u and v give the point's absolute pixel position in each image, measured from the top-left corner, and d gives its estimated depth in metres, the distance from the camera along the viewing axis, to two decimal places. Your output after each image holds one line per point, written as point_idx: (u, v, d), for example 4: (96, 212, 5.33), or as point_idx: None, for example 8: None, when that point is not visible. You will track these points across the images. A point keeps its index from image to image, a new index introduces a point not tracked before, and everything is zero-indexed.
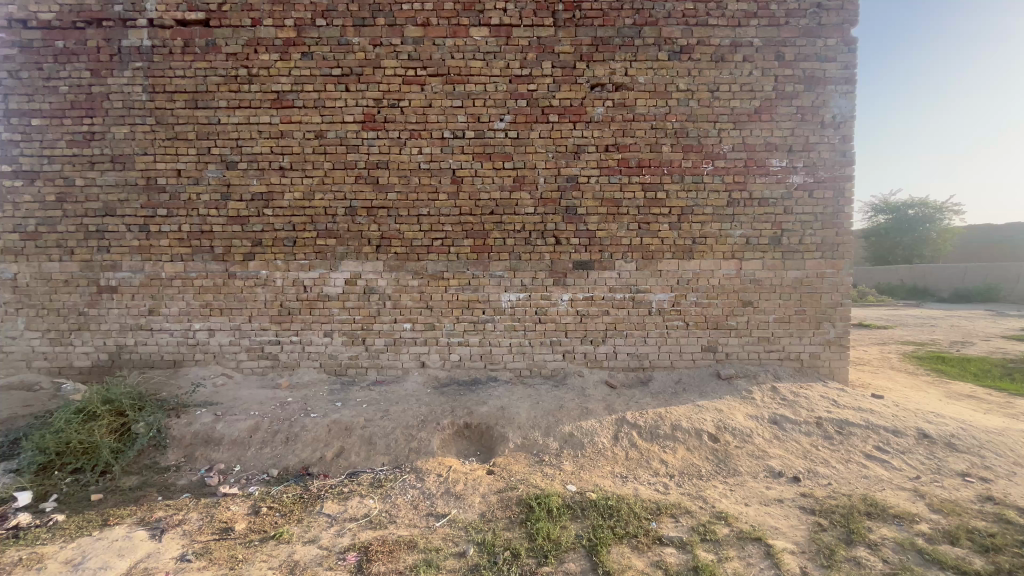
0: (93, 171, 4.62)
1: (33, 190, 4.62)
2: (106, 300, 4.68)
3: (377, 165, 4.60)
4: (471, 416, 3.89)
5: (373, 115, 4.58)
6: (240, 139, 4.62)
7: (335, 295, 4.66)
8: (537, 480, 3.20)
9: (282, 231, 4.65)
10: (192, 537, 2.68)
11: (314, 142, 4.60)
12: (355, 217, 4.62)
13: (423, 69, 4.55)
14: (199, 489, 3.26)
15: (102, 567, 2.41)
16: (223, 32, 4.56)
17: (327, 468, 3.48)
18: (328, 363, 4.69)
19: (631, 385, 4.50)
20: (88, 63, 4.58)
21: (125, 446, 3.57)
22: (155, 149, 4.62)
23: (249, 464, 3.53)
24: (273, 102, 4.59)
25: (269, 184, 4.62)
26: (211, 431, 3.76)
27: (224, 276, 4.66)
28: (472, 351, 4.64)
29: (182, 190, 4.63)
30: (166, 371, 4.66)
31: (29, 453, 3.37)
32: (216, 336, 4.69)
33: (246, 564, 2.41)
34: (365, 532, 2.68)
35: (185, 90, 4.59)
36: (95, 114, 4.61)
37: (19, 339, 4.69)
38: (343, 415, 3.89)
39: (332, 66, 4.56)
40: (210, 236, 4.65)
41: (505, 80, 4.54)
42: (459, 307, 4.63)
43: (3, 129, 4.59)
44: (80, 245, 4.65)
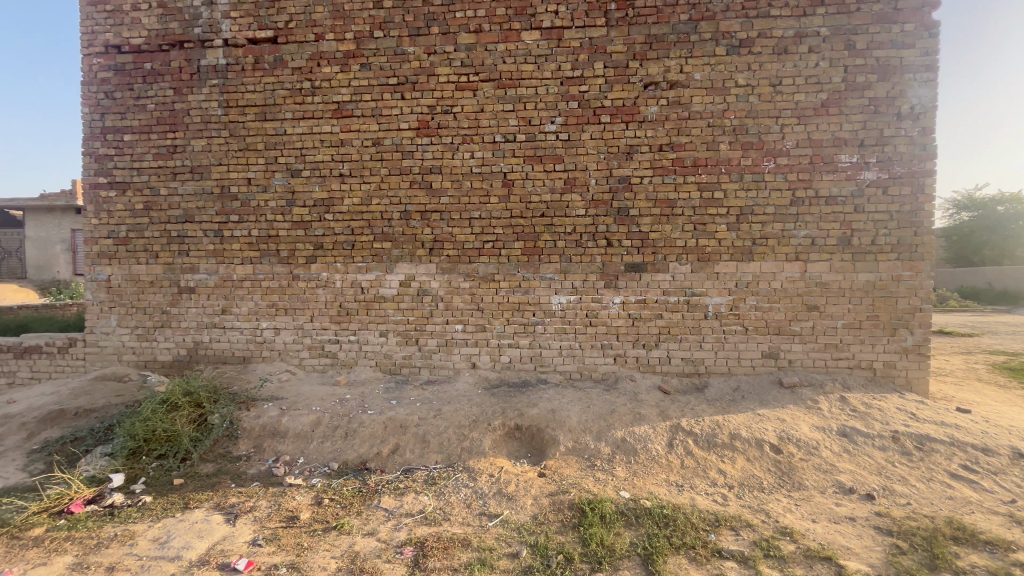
0: (175, 181, 5.03)
1: (125, 200, 5.09)
2: (185, 300, 5.07)
3: (431, 170, 4.72)
4: (522, 418, 3.90)
5: (427, 121, 4.71)
6: (304, 148, 4.87)
7: (390, 296, 4.82)
8: (590, 484, 3.17)
9: (342, 234, 4.86)
10: (262, 523, 2.85)
11: (371, 149, 4.79)
12: (409, 221, 4.76)
13: (475, 74, 4.63)
14: (267, 478, 3.47)
15: (185, 546, 2.61)
16: (289, 48, 4.84)
17: (383, 463, 3.60)
18: (383, 362, 4.85)
19: (686, 391, 4.36)
20: (171, 83, 4.99)
21: (202, 435, 3.85)
22: (229, 159, 4.96)
23: (311, 457, 3.72)
24: (333, 112, 4.81)
25: (330, 190, 4.85)
26: (277, 425, 3.99)
27: (289, 278, 4.93)
28: (522, 353, 4.66)
29: (252, 197, 4.95)
30: (237, 367, 4.98)
31: (122, 438, 3.71)
32: (281, 334, 4.97)
33: (311, 552, 2.54)
34: (421, 528, 2.75)
35: (255, 104, 4.91)
36: (177, 128, 5.01)
37: (112, 335, 5.17)
38: (398, 413, 4.01)
39: (389, 76, 4.73)
40: (276, 240, 4.94)
41: (557, 82, 4.54)
42: (509, 309, 4.67)
43: (100, 145, 5.08)
44: (163, 250, 5.07)
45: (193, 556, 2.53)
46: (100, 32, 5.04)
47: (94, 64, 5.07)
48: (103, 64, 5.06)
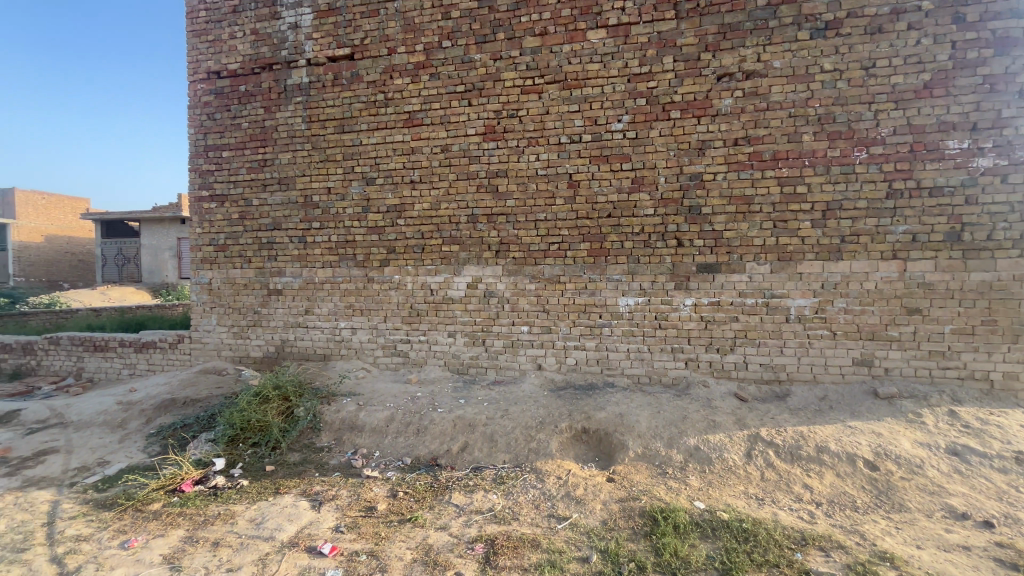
0: (265, 192, 5.48)
1: (224, 211, 5.63)
2: (273, 301, 5.51)
3: (497, 174, 4.80)
4: (589, 421, 3.86)
5: (493, 126, 4.79)
6: (378, 157, 5.14)
7: (458, 298, 4.96)
8: (661, 492, 3.07)
9: (412, 239, 5.07)
10: (343, 511, 3.03)
11: (440, 155, 4.95)
12: (476, 224, 4.87)
13: (540, 77, 4.65)
14: (347, 469, 3.68)
15: (277, 528, 2.83)
16: (365, 63, 5.13)
17: (453, 461, 3.70)
18: (451, 362, 4.99)
19: (765, 399, 4.10)
20: (262, 102, 5.45)
21: (290, 426, 4.15)
22: (311, 171, 5.34)
23: (386, 451, 3.90)
24: (405, 121, 5.03)
25: (402, 197, 5.08)
26: (355, 419, 4.22)
27: (364, 280, 5.21)
28: (589, 355, 4.61)
29: (332, 205, 5.28)
30: (318, 364, 5.34)
31: (222, 426, 4.09)
32: (357, 334, 5.26)
33: (389, 542, 2.66)
34: (491, 526, 2.80)
35: (335, 117, 5.24)
36: (267, 144, 5.46)
37: (213, 333, 5.73)
38: (466, 412, 4.11)
39: (457, 84, 4.88)
40: (353, 245, 5.24)
41: (624, 80, 4.45)
42: (575, 311, 4.63)
43: (203, 161, 5.65)
44: (255, 255, 5.54)
45: (284, 537, 2.74)
46: (203, 61, 5.62)
47: (198, 89, 5.65)
48: (205, 88, 5.63)
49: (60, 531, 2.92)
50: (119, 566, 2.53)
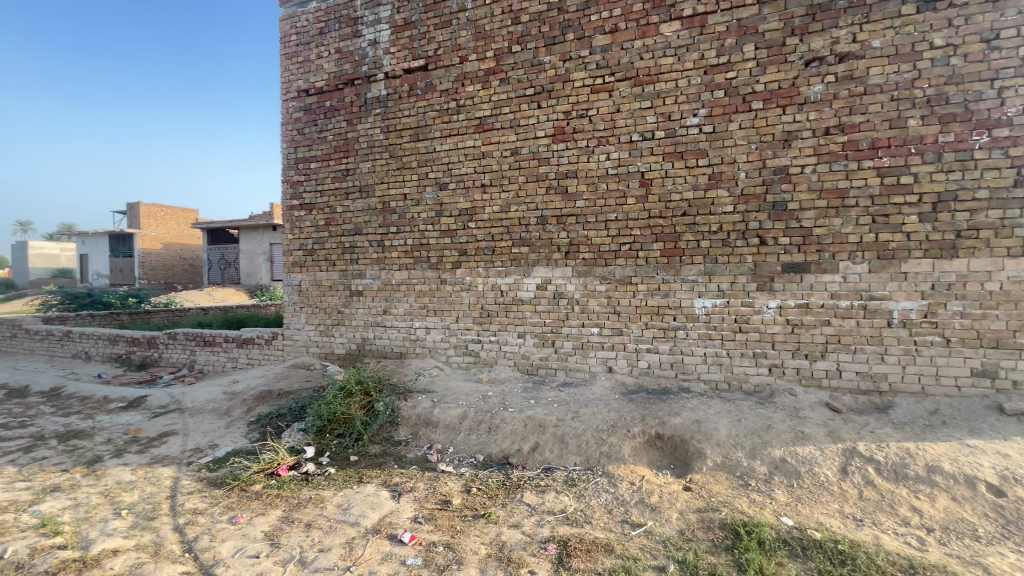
0: (348, 199, 5.86)
1: (311, 218, 6.09)
2: (355, 302, 5.87)
3: (566, 175, 4.79)
4: (664, 427, 3.73)
5: (562, 127, 4.79)
6: (451, 163, 5.31)
7: (527, 299, 5.00)
8: (743, 505, 2.91)
9: (483, 241, 5.18)
10: (421, 503, 3.17)
11: (510, 158, 5.03)
12: (545, 226, 4.89)
13: (611, 75, 4.58)
14: (423, 463, 3.85)
15: (362, 515, 3.02)
16: (438, 73, 5.32)
17: (524, 460, 3.74)
18: (521, 363, 5.05)
19: (863, 411, 3.75)
20: (345, 116, 5.84)
21: (371, 419, 4.41)
22: (389, 178, 5.63)
23: (460, 447, 4.02)
24: (476, 127, 5.16)
25: (473, 201, 5.21)
26: (430, 415, 4.40)
27: (438, 282, 5.41)
28: (662, 359, 4.47)
29: (408, 210, 5.54)
30: (396, 361, 5.61)
31: (312, 417, 4.42)
32: (431, 333, 5.47)
33: (464, 535, 2.75)
34: (563, 527, 2.80)
35: (410, 126, 5.50)
36: (349, 154, 5.84)
37: (302, 331, 6.22)
38: (537, 413, 4.13)
39: (526, 87, 4.93)
40: (427, 248, 5.46)
41: (700, 72, 4.27)
42: (647, 313, 4.51)
43: (294, 173, 6.15)
44: (339, 259, 5.94)
45: (368, 523, 2.92)
46: (294, 80, 6.12)
47: (290, 107, 6.16)
48: (296, 106, 6.12)
49: (180, 504, 3.31)
50: (228, 538, 2.82)
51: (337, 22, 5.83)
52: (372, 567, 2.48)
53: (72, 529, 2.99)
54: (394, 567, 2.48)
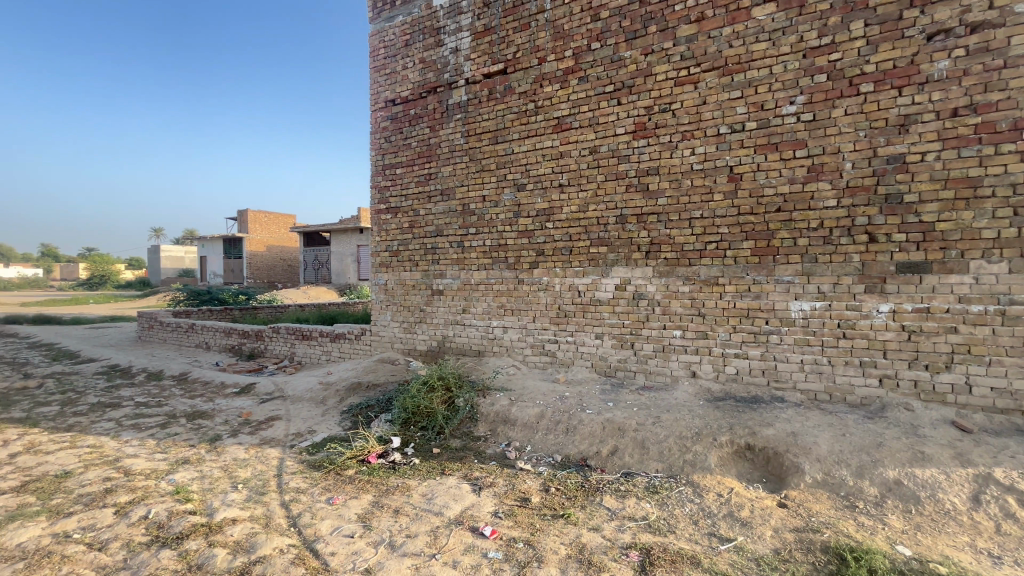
0: (430, 203, 6.12)
1: (397, 221, 6.43)
2: (436, 300, 6.11)
3: (647, 172, 4.64)
4: (755, 438, 3.49)
5: (644, 123, 4.65)
6: (528, 164, 5.36)
7: (605, 300, 4.92)
8: (849, 528, 2.65)
9: (561, 241, 5.18)
10: (501, 499, 3.24)
11: (588, 157, 4.97)
12: (625, 225, 4.78)
13: (697, 66, 4.38)
14: (502, 460, 3.92)
15: (445, 505, 3.14)
16: (517, 76, 5.40)
17: (603, 464, 3.68)
18: (599, 365, 4.97)
19: (1000, 432, 3.26)
20: (428, 123, 6.10)
21: (452, 414, 4.57)
22: (469, 181, 5.80)
23: (538, 446, 4.05)
24: (554, 127, 5.17)
25: (551, 201, 5.22)
26: (508, 413, 4.47)
27: (515, 282, 5.49)
28: (752, 365, 4.19)
29: (487, 211, 5.67)
30: (474, 359, 5.76)
31: (398, 409, 4.67)
32: (509, 332, 5.56)
33: (543, 534, 2.77)
34: (645, 534, 2.72)
35: (489, 130, 5.62)
36: (432, 159, 6.09)
37: (388, 327, 6.59)
38: (616, 416, 4.04)
39: (606, 84, 4.85)
40: (505, 248, 5.55)
41: (798, 56, 3.95)
42: (736, 316, 4.25)
43: (381, 179, 6.54)
44: (422, 259, 6.22)
45: (451, 514, 3.03)
46: (382, 92, 6.50)
47: (378, 117, 6.55)
48: (384, 116, 6.50)
49: (286, 482, 3.65)
50: (327, 517, 3.06)
51: (421, 33, 6.11)
52: (456, 557, 2.57)
53: (200, 498, 3.41)
54: (476, 558, 2.55)
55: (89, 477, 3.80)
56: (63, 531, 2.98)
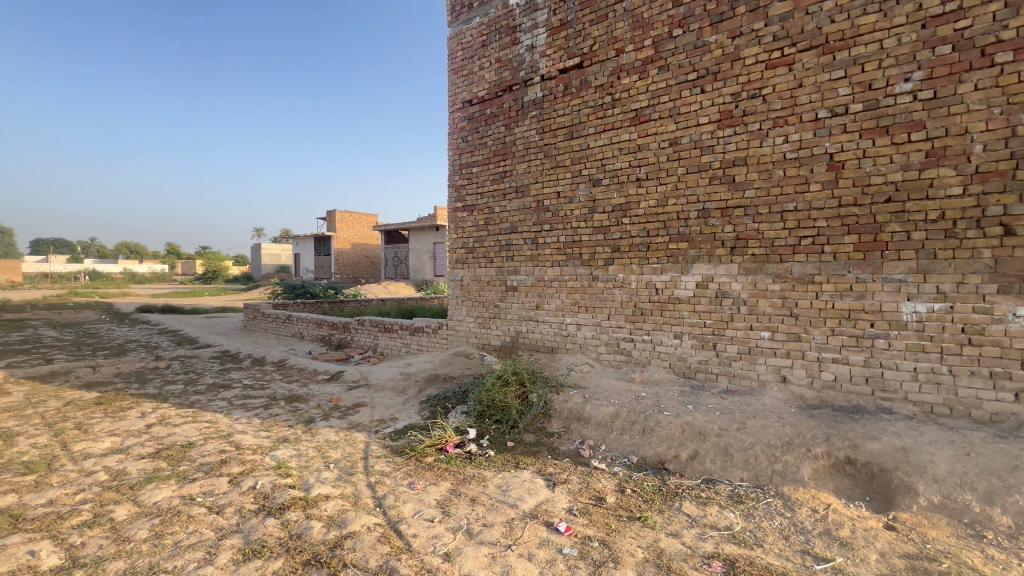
0: (505, 200, 6.21)
1: (473, 219, 6.60)
2: (510, 296, 6.19)
3: (733, 163, 4.38)
4: (856, 451, 3.18)
5: (730, 111, 4.39)
6: (604, 159, 5.26)
7: (685, 298, 4.71)
8: (975, 560, 2.33)
9: (638, 237, 5.03)
10: (575, 496, 3.22)
11: (668, 149, 4.78)
12: (708, 219, 4.54)
13: (792, 46, 4.05)
14: (576, 457, 3.90)
15: (520, 498, 3.19)
16: (593, 69, 5.31)
17: (682, 468, 3.54)
18: (677, 365, 4.78)
19: None
20: (503, 121, 6.19)
21: (526, 409, 4.62)
22: (543, 177, 5.81)
23: (612, 446, 3.98)
24: (632, 119, 5.02)
25: (627, 196, 5.09)
26: (582, 411, 4.44)
27: (590, 278, 5.42)
28: (853, 371, 3.82)
29: (561, 208, 5.65)
30: (547, 355, 5.78)
31: (473, 401, 4.80)
32: (582, 329, 5.50)
33: (619, 535, 2.72)
34: (729, 545, 2.59)
35: (565, 125, 5.59)
36: (507, 157, 6.17)
37: (464, 322, 6.78)
38: (696, 419, 3.86)
39: (688, 72, 4.63)
40: (580, 245, 5.50)
41: (914, 27, 3.52)
42: (834, 317, 3.90)
43: (458, 178, 6.74)
44: (496, 256, 6.33)
45: (526, 508, 3.07)
46: (459, 93, 6.68)
47: (456, 118, 6.75)
48: (461, 116, 6.69)
49: (371, 465, 3.89)
50: (408, 500, 3.23)
51: (497, 33, 6.20)
52: (531, 549, 2.60)
53: (298, 474, 3.74)
54: (551, 553, 2.57)
55: (207, 449, 4.31)
56: (189, 494, 3.41)
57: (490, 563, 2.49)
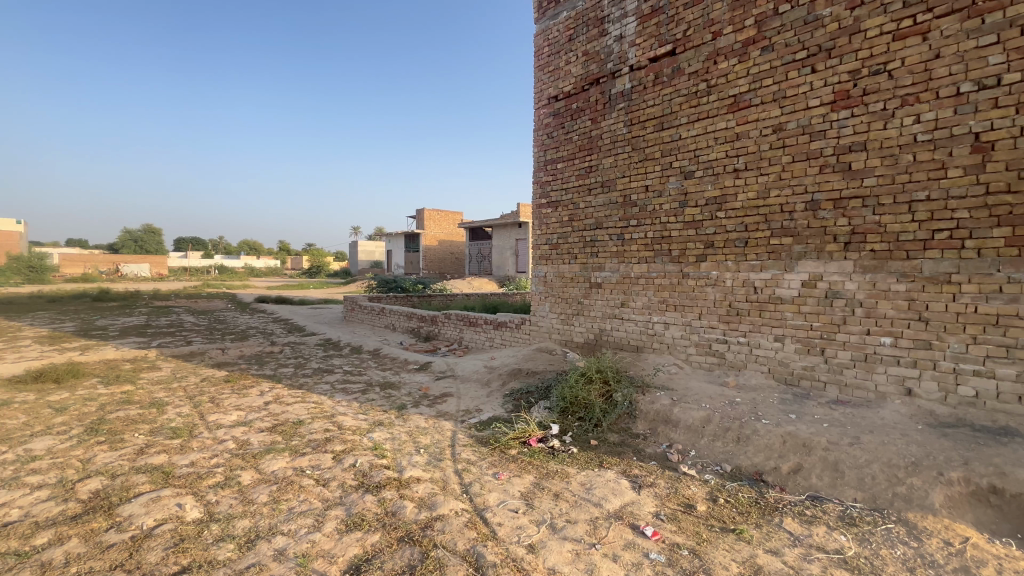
0: (590, 195, 6.13)
1: (557, 215, 6.59)
2: (594, 293, 6.10)
3: (850, 148, 3.94)
4: (1005, 480, 2.72)
5: (846, 91, 3.95)
6: (698, 149, 4.98)
7: (789, 298, 4.34)
8: None
9: (734, 232, 4.71)
10: (663, 500, 3.11)
11: (771, 136, 4.41)
12: (817, 212, 4.13)
13: (927, 12, 3.55)
14: (663, 461, 3.76)
15: (605, 498, 3.14)
16: (687, 55, 5.05)
17: (783, 481, 3.27)
18: (778, 370, 4.42)
19: None
20: (590, 115, 6.09)
21: (610, 408, 4.54)
22: (631, 171, 5.64)
23: (703, 452, 3.78)
24: (730, 106, 4.71)
25: (723, 188, 4.78)
26: (669, 413, 4.27)
27: (679, 276, 5.18)
28: (1001, 387, 3.28)
29: (649, 202, 5.45)
30: (632, 354, 5.61)
31: (556, 397, 4.80)
32: (670, 329, 5.28)
33: (711, 546, 2.59)
34: (840, 570, 2.35)
35: (655, 116, 5.37)
36: (593, 151, 6.08)
37: (547, 318, 6.80)
38: (800, 430, 3.54)
39: (796, 51, 4.24)
40: (669, 240, 5.27)
41: None
42: (977, 323, 3.37)
43: (543, 174, 6.76)
44: (581, 252, 6.27)
45: (610, 508, 3.02)
46: (545, 89, 6.69)
47: (542, 114, 6.77)
48: (547, 112, 6.69)
49: (458, 453, 4.05)
50: (494, 490, 3.32)
51: (584, 26, 6.11)
52: (616, 550, 2.56)
53: (392, 456, 4.00)
54: (637, 556, 2.51)
55: (314, 427, 4.75)
56: (300, 466, 3.79)
57: (574, 559, 2.49)
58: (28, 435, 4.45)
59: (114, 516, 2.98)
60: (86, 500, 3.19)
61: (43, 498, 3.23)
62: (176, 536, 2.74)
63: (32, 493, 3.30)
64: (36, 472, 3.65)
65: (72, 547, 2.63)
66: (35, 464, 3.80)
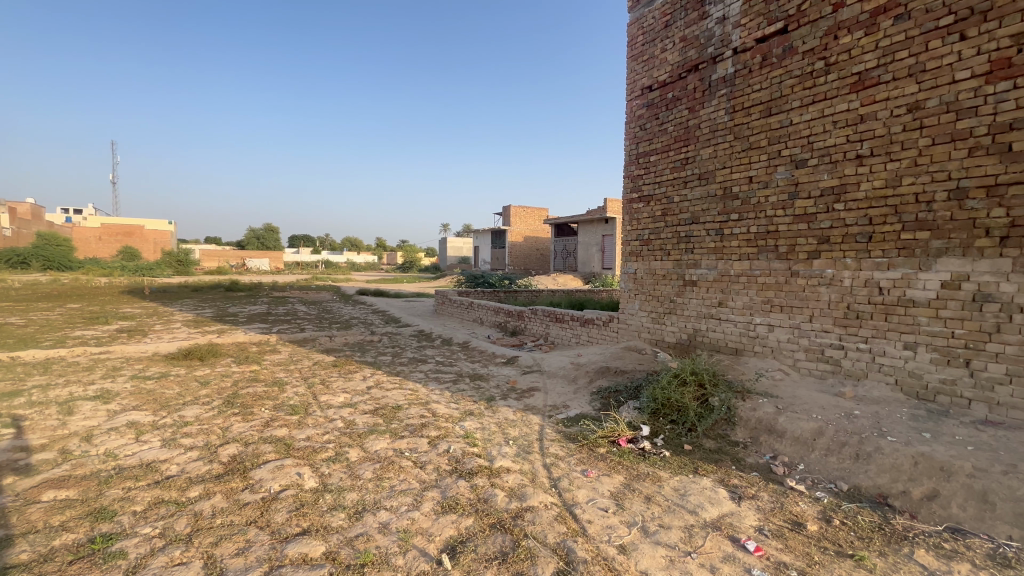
0: (685, 188, 5.85)
1: (649, 209, 6.37)
2: (689, 291, 5.81)
3: (1010, 126, 3.35)
4: None
5: (1007, 59, 3.36)
6: (813, 135, 4.53)
7: (924, 300, 3.80)
8: None
9: (856, 226, 4.23)
10: (767, 515, 2.90)
11: (905, 116, 3.88)
12: (964, 201, 3.57)
13: None
14: (767, 473, 3.49)
15: (700, 506, 3.00)
16: (801, 32, 4.60)
17: (914, 508, 2.89)
18: (907, 382, 3.90)
19: None
20: (687, 104, 5.80)
21: (706, 413, 4.30)
22: (732, 162, 5.28)
23: (813, 467, 3.46)
24: (853, 85, 4.22)
25: (843, 177, 4.31)
26: (774, 422, 3.96)
27: (787, 274, 4.76)
28: None
29: (753, 194, 5.07)
30: (731, 357, 5.27)
31: (647, 397, 4.65)
32: (775, 331, 4.88)
33: (824, 569, 2.37)
34: None
35: (761, 101, 4.97)
36: (690, 142, 5.77)
37: (636, 316, 6.61)
38: (937, 451, 3.09)
39: (940, 16, 3.68)
40: (775, 235, 4.87)
41: None
42: None
43: (635, 168, 6.57)
44: (674, 248, 6.00)
45: (707, 517, 2.88)
46: (638, 80, 6.49)
47: (635, 106, 6.56)
48: (640, 103, 6.48)
49: (546, 447, 4.09)
50: (582, 487, 3.31)
51: (682, 10, 5.81)
52: (713, 562, 2.44)
53: (483, 445, 4.14)
54: (737, 570, 2.37)
55: (411, 412, 5.06)
56: (399, 448, 4.06)
57: (668, 565, 2.41)
58: (182, 404, 5.25)
59: (248, 478, 3.42)
60: (226, 463, 3.70)
61: (193, 458, 3.79)
62: (297, 502, 3.07)
63: (186, 453, 3.89)
64: (188, 435, 4.29)
65: (217, 502, 3.07)
66: (187, 429, 4.47)
